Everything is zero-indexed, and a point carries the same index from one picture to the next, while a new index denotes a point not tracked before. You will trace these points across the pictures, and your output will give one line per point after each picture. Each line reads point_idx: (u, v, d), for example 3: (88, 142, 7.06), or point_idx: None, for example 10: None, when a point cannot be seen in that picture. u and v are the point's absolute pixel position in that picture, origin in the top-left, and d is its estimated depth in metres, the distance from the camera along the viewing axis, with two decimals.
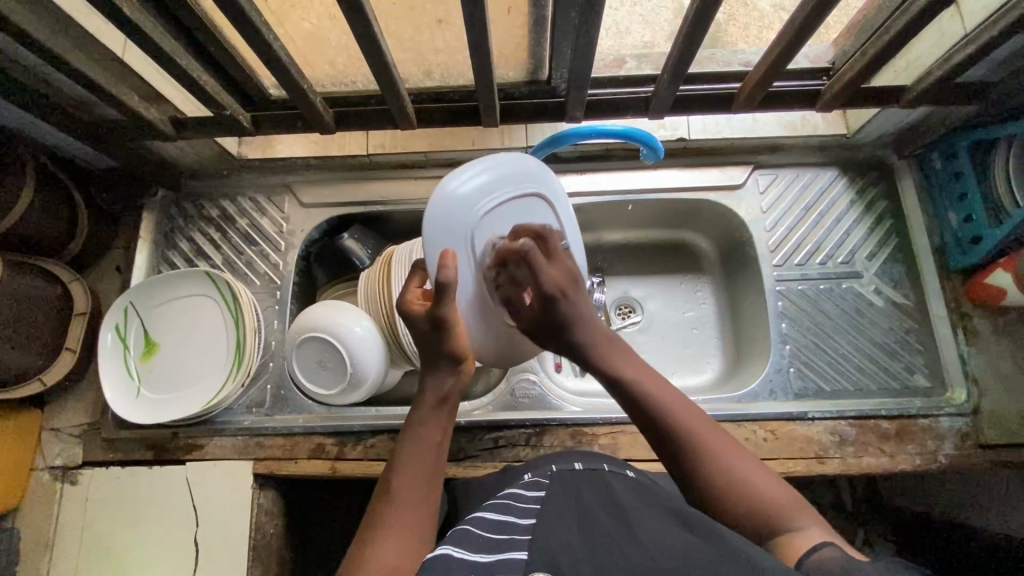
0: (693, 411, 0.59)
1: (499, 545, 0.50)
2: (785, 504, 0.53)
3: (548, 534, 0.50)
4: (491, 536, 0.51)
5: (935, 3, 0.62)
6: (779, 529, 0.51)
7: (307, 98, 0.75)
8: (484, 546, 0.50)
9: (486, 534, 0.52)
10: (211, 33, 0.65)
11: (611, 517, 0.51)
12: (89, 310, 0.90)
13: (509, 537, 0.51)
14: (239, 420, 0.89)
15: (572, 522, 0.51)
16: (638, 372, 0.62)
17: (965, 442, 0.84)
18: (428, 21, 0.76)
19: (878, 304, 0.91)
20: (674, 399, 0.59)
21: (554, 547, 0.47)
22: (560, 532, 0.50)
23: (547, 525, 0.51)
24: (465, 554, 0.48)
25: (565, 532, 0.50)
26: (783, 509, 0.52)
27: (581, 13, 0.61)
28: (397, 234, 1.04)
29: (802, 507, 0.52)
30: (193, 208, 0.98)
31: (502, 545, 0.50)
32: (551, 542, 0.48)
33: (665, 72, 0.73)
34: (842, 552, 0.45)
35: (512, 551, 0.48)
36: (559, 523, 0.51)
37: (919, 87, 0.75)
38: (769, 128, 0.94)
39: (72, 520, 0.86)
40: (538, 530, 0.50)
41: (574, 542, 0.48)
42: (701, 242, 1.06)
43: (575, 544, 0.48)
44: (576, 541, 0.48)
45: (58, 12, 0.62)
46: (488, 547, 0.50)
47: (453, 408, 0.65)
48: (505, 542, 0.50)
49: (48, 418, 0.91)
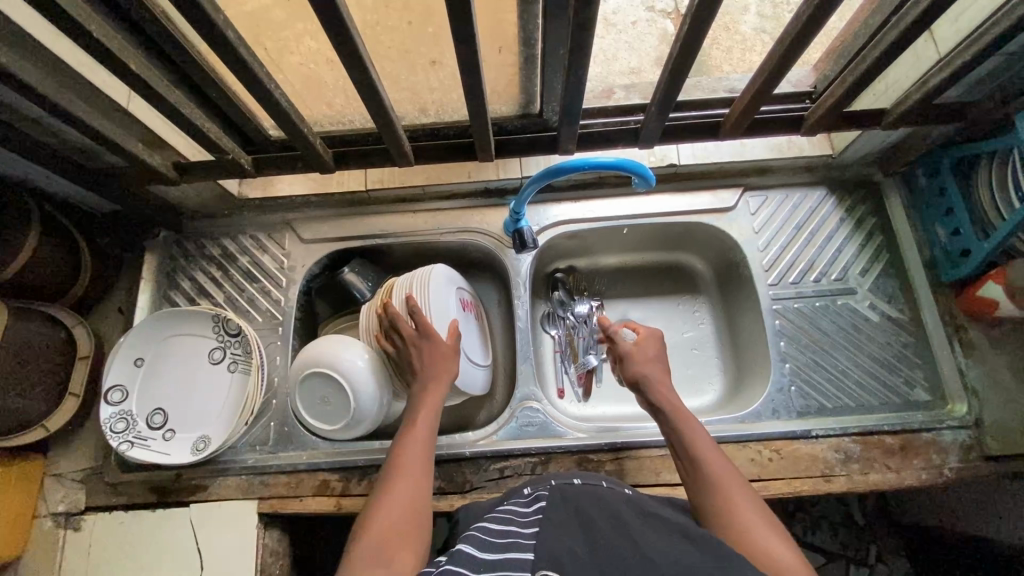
0: (733, 470, 0.66)
1: (503, 549, 0.52)
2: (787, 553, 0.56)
3: (555, 545, 0.51)
4: (495, 541, 0.53)
5: (908, 35, 0.65)
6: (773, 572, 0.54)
7: (306, 140, 0.77)
8: (488, 550, 0.52)
9: (490, 540, 0.54)
10: (215, 83, 0.67)
11: (616, 531, 0.52)
12: (91, 353, 0.91)
13: (513, 544, 0.52)
14: (242, 459, 0.88)
15: (576, 535, 0.52)
16: (686, 423, 0.71)
17: (971, 455, 0.84)
18: (422, 62, 0.79)
19: (874, 320, 0.93)
20: (714, 455, 0.67)
21: (564, 561, 0.49)
22: (567, 544, 0.51)
23: (552, 534, 0.52)
24: (474, 552, 0.52)
25: (571, 543, 0.51)
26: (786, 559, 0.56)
27: (571, 54, 0.64)
28: (397, 266, 1.06)
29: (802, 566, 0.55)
30: (194, 246, 1.00)
31: (506, 551, 0.51)
32: (562, 556, 0.49)
33: (653, 104, 0.76)
34: None
35: (516, 557, 0.50)
36: (563, 533, 0.53)
37: (898, 109, 0.78)
38: (757, 152, 0.97)
39: (76, 567, 0.85)
40: (542, 535, 0.52)
41: (581, 553, 0.50)
42: (697, 265, 1.07)
43: (578, 549, 0.50)
44: (584, 558, 0.49)
45: (64, 67, 0.64)
46: (493, 550, 0.52)
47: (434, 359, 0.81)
48: (509, 548, 0.52)
49: (50, 463, 0.91)
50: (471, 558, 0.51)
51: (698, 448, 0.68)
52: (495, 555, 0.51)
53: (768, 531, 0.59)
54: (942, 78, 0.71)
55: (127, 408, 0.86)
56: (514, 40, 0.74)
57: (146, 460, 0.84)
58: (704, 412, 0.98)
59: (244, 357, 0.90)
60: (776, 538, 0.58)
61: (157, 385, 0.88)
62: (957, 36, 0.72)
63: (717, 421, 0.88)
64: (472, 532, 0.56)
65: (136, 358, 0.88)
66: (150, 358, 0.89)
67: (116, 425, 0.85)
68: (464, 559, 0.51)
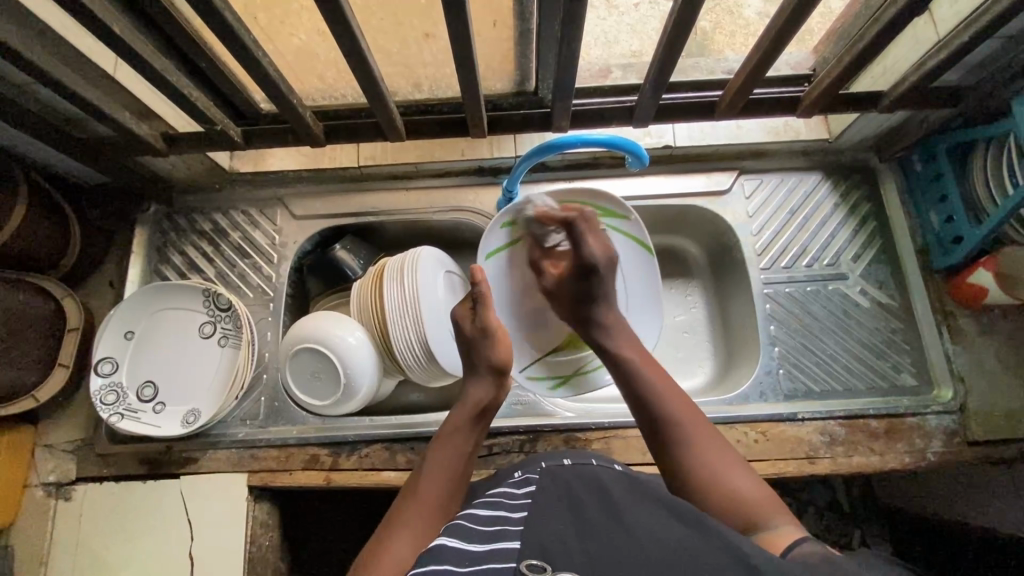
0: (690, 406, 0.63)
1: (492, 538, 0.51)
2: (767, 505, 0.55)
3: (545, 534, 0.49)
4: (484, 529, 0.52)
5: (907, 11, 0.64)
6: (743, 520, 0.54)
7: (297, 112, 0.76)
8: (476, 538, 0.51)
9: (479, 530, 0.53)
10: (202, 51, 0.66)
11: (604, 514, 0.51)
12: (81, 325, 0.91)
13: (503, 531, 0.52)
14: (233, 433, 0.89)
15: (564, 520, 0.52)
16: (633, 353, 0.69)
17: (954, 440, 0.85)
18: (415, 35, 0.78)
19: (864, 305, 0.93)
20: (667, 389, 0.64)
21: (552, 549, 0.47)
22: (556, 530, 0.50)
23: (542, 524, 0.51)
24: (460, 543, 0.50)
25: (560, 529, 0.50)
26: (759, 508, 0.54)
27: (563, 27, 0.62)
28: (389, 244, 1.05)
29: (777, 507, 0.55)
30: (186, 221, 0.99)
31: (494, 539, 0.51)
32: (550, 545, 0.48)
33: (647, 82, 0.75)
34: (821, 546, 0.47)
35: (503, 543, 0.49)
36: (550, 520, 0.52)
37: (895, 92, 0.77)
38: (753, 135, 0.95)
39: (66, 536, 0.85)
40: (530, 523, 0.52)
41: (568, 536, 0.49)
42: (690, 248, 1.07)
43: (566, 534, 0.49)
44: (573, 542, 0.48)
45: (49, 32, 0.63)
46: (480, 539, 0.51)
47: (486, 424, 0.72)
48: (497, 535, 0.51)
49: (41, 435, 0.91)
50: (459, 547, 0.49)
51: (662, 391, 0.64)
52: (481, 545, 0.50)
53: (740, 478, 0.57)
54: (940, 61, 0.70)
55: (118, 380, 0.87)
56: (509, 13, 0.72)
57: (136, 432, 0.85)
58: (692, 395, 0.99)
59: (234, 332, 0.89)
60: (751, 484, 0.56)
61: (147, 358, 0.89)
62: (957, 17, 0.71)
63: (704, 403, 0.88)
64: (459, 520, 0.55)
65: (123, 330, 0.88)
66: (140, 331, 0.89)
67: (107, 398, 0.85)
68: (451, 546, 0.50)
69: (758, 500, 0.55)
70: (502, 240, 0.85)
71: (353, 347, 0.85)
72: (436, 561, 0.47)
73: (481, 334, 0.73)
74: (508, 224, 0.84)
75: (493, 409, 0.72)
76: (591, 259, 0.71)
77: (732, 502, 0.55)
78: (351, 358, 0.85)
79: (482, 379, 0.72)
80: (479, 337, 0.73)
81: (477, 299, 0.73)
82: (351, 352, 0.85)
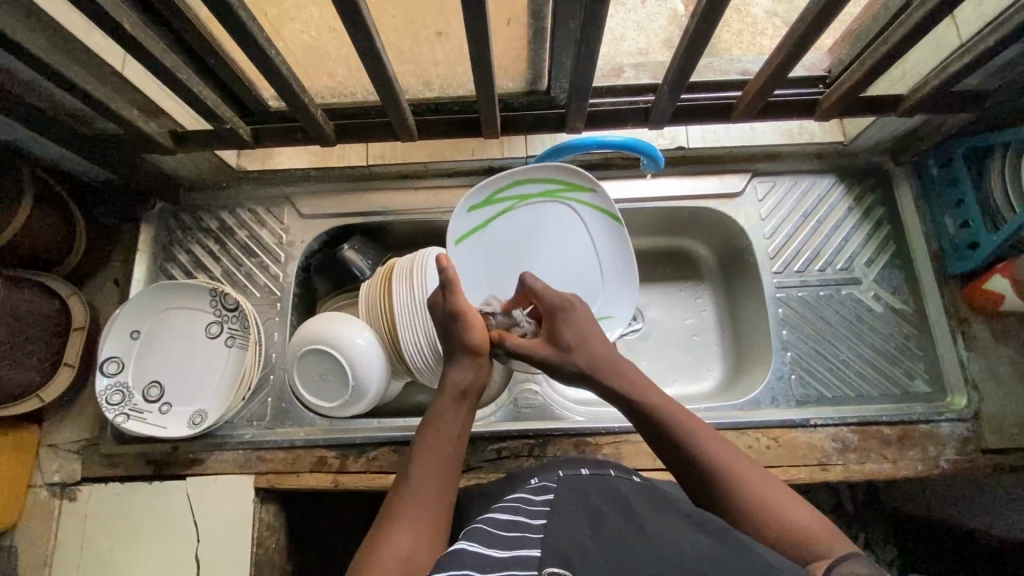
0: (720, 439, 0.62)
1: (512, 545, 0.49)
2: (823, 533, 0.54)
3: (565, 543, 0.48)
4: (503, 535, 0.51)
5: (931, 16, 0.63)
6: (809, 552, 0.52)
7: (307, 111, 0.75)
8: (495, 545, 0.50)
9: (499, 536, 0.51)
10: (212, 48, 0.65)
11: (626, 525, 0.49)
12: (87, 324, 0.90)
13: (522, 538, 0.50)
14: (240, 434, 0.88)
15: (584, 529, 0.50)
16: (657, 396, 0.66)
17: (968, 448, 0.84)
18: (428, 33, 0.76)
19: (878, 310, 0.92)
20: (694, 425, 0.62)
21: (575, 558, 0.45)
22: (576, 540, 0.48)
23: (563, 531, 0.49)
24: (480, 549, 0.49)
25: (581, 539, 0.48)
26: (818, 536, 0.53)
27: (583, 27, 0.61)
28: (397, 244, 1.04)
29: (832, 532, 0.54)
30: (192, 219, 0.98)
31: (515, 545, 0.49)
32: (572, 553, 0.46)
33: (665, 83, 0.74)
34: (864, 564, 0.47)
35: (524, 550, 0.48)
36: (569, 529, 0.50)
37: (915, 96, 0.76)
38: (767, 136, 0.94)
39: (72, 537, 0.85)
40: (549, 530, 0.50)
41: (589, 545, 0.47)
42: (700, 250, 1.06)
43: (587, 542, 0.47)
44: (594, 550, 0.46)
45: (57, 28, 0.62)
46: (501, 546, 0.49)
47: (472, 404, 0.70)
48: (517, 542, 0.50)
49: (46, 434, 0.91)
50: (479, 553, 0.48)
51: (693, 429, 0.62)
52: (502, 552, 0.48)
53: (791, 506, 0.56)
54: (963, 65, 0.69)
55: (124, 380, 0.86)
56: (524, 12, 0.71)
57: (143, 434, 0.84)
58: (702, 399, 0.98)
59: (241, 332, 0.88)
60: (805, 512, 0.55)
61: (152, 358, 0.88)
62: (981, 20, 0.69)
63: (715, 408, 0.88)
64: (477, 524, 0.54)
65: (128, 329, 0.87)
66: (147, 330, 0.88)
67: (112, 398, 0.84)
68: (471, 552, 0.48)
69: (821, 532, 0.54)
70: (471, 224, 0.86)
71: (362, 346, 0.84)
72: (457, 566, 0.46)
73: (455, 318, 0.72)
74: (475, 207, 0.85)
75: (475, 389, 0.70)
76: (564, 298, 0.74)
77: (802, 540, 0.53)
78: (359, 358, 0.84)
79: (457, 363, 0.70)
80: (451, 320, 0.72)
81: (446, 283, 0.72)
82: (360, 351, 0.84)
